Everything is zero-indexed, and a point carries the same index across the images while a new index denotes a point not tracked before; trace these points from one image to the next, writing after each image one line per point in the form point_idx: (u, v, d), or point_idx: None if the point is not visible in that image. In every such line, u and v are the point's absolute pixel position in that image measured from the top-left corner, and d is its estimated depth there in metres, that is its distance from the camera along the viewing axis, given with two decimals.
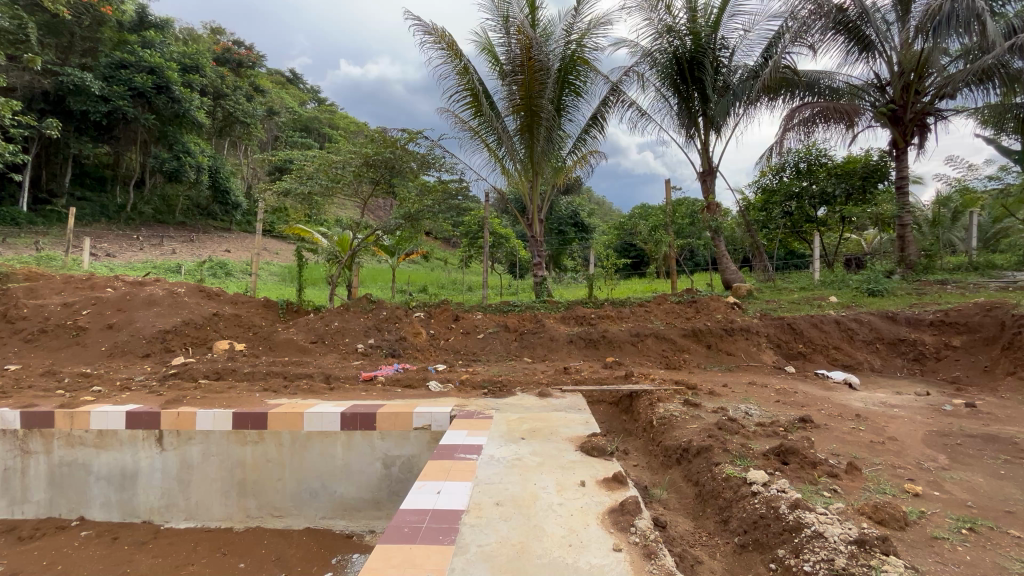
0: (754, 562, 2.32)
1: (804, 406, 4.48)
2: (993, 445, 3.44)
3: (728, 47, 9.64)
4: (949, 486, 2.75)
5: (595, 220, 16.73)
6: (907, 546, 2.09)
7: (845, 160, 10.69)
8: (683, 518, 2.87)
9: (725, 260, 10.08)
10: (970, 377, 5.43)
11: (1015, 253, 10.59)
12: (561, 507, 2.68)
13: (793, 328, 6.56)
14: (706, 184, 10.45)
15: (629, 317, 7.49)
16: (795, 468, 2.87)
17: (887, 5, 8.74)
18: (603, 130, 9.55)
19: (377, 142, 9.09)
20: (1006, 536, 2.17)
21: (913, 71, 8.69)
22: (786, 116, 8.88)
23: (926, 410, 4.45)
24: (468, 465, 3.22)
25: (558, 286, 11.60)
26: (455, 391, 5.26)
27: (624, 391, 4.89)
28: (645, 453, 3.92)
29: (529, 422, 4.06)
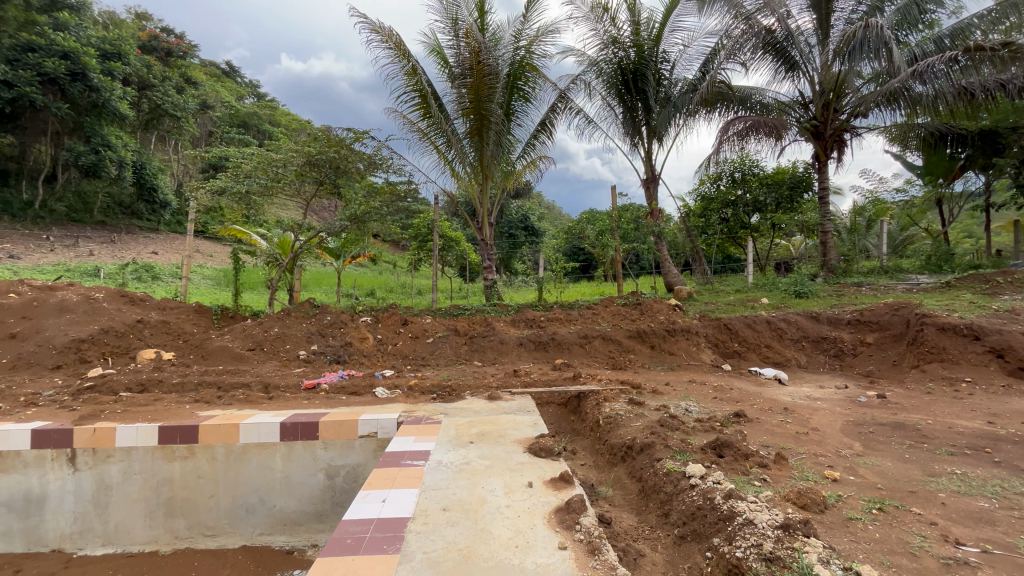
0: (692, 551, 2.43)
1: (739, 402, 4.76)
2: (900, 432, 3.80)
3: (669, 61, 10.11)
4: (862, 471, 3.01)
5: (545, 224, 17.00)
6: (826, 527, 2.26)
7: (775, 171, 11.44)
8: (627, 513, 2.97)
9: (667, 264, 10.52)
10: (881, 371, 5.98)
11: (919, 257, 11.75)
12: (509, 509, 2.69)
13: (729, 328, 6.95)
14: (649, 190, 10.87)
15: (578, 319, 7.66)
16: (730, 460, 3.03)
17: (809, 29, 9.49)
18: (551, 136, 9.72)
19: (321, 141, 8.75)
20: (909, 513, 2.40)
21: (832, 90, 9.46)
22: (721, 128, 9.40)
23: (844, 402, 4.85)
24: (415, 472, 3.16)
25: (509, 290, 11.68)
26: (404, 397, 5.16)
27: (572, 392, 4.98)
28: (592, 452, 4.02)
29: (478, 426, 4.05)
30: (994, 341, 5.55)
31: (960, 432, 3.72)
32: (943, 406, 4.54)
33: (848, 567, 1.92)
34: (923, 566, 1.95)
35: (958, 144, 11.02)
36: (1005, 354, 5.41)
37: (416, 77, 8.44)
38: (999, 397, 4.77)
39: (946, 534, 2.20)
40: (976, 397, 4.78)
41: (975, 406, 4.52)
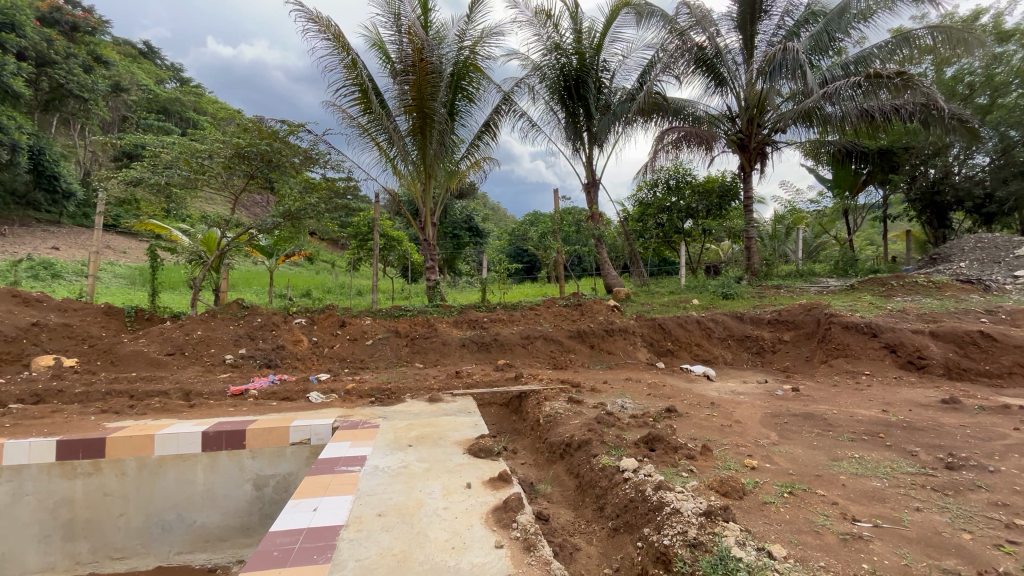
0: (624, 543, 2.54)
1: (670, 398, 5.02)
2: (809, 421, 4.16)
3: (609, 70, 10.48)
4: (777, 458, 3.27)
5: (490, 225, 17.02)
6: (744, 512, 2.44)
7: (706, 179, 12.17)
8: (565, 510, 3.05)
9: (606, 266, 10.88)
10: (796, 366, 6.52)
11: (829, 263, 12.92)
12: (447, 510, 2.67)
13: (662, 328, 7.28)
14: (590, 195, 11.20)
15: (520, 320, 7.76)
16: (660, 454, 3.19)
17: (736, 48, 10.17)
18: (495, 137, 9.75)
19: (251, 132, 8.26)
20: (815, 495, 2.63)
21: (756, 106, 10.17)
22: (657, 138, 9.86)
23: (763, 396, 5.24)
24: (349, 478, 3.06)
25: (453, 291, 11.62)
26: (340, 401, 4.99)
27: (514, 392, 5.03)
28: (533, 450, 4.09)
29: (417, 429, 3.99)
30: (889, 337, 6.14)
31: (860, 420, 4.13)
32: (847, 397, 5.03)
33: (762, 547, 2.08)
34: (825, 543, 2.14)
35: (861, 161, 12.08)
36: (898, 349, 6.02)
37: (356, 70, 8.18)
38: (892, 388, 5.35)
39: (845, 512, 2.43)
40: (873, 388, 5.33)
41: (872, 396, 5.04)
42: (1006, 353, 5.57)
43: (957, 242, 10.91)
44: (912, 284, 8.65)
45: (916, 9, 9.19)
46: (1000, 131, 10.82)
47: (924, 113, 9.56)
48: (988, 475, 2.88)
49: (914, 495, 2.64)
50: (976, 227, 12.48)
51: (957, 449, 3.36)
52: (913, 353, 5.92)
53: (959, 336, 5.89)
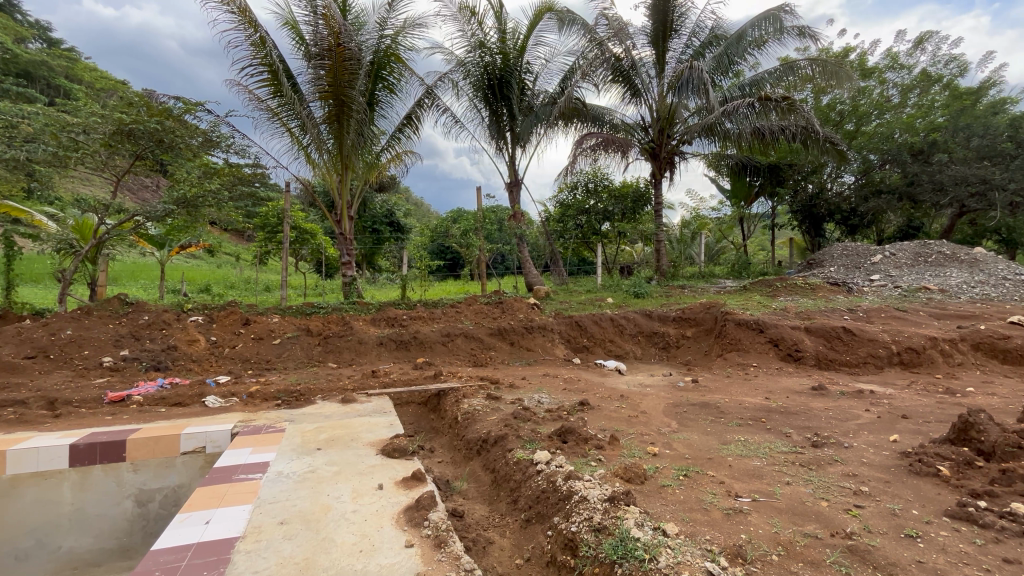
0: (536, 533, 2.65)
1: (584, 392, 5.26)
2: (705, 410, 4.57)
3: (532, 73, 10.68)
4: (676, 444, 3.55)
5: (412, 221, 16.63)
6: (644, 495, 2.62)
7: (621, 185, 12.87)
8: (480, 505, 3.10)
9: (528, 265, 11.11)
10: (696, 360, 7.11)
11: (726, 265, 14.23)
12: (355, 514, 2.59)
13: (579, 325, 7.58)
14: (512, 194, 11.36)
15: (441, 318, 7.67)
16: (572, 445, 3.32)
17: (649, 62, 10.81)
18: (417, 131, 9.53)
19: (138, 108, 7.38)
20: (706, 476, 2.90)
21: (665, 118, 10.90)
22: (577, 142, 10.23)
23: (667, 387, 5.65)
24: (249, 487, 2.86)
25: (372, 288, 11.25)
26: (242, 405, 4.62)
27: (432, 390, 4.97)
28: (450, 448, 4.09)
29: (327, 431, 3.81)
30: (772, 333, 6.86)
31: (747, 407, 4.61)
32: (738, 387, 5.58)
33: (657, 526, 2.25)
34: (712, 518, 2.37)
35: (754, 174, 13.30)
36: (780, 343, 6.77)
37: (265, 49, 7.60)
38: (774, 378, 6.03)
39: (730, 490, 2.71)
40: (759, 378, 5.99)
41: (758, 385, 5.66)
42: (862, 345, 6.49)
43: (829, 249, 12.48)
44: (793, 285, 9.79)
45: (800, 43, 10.36)
46: (863, 155, 12.62)
47: (804, 135, 10.79)
48: (844, 451, 3.35)
49: (785, 470, 3.01)
50: (843, 237, 14.39)
51: (821, 429, 3.88)
52: (792, 347, 6.69)
53: (827, 331, 6.75)
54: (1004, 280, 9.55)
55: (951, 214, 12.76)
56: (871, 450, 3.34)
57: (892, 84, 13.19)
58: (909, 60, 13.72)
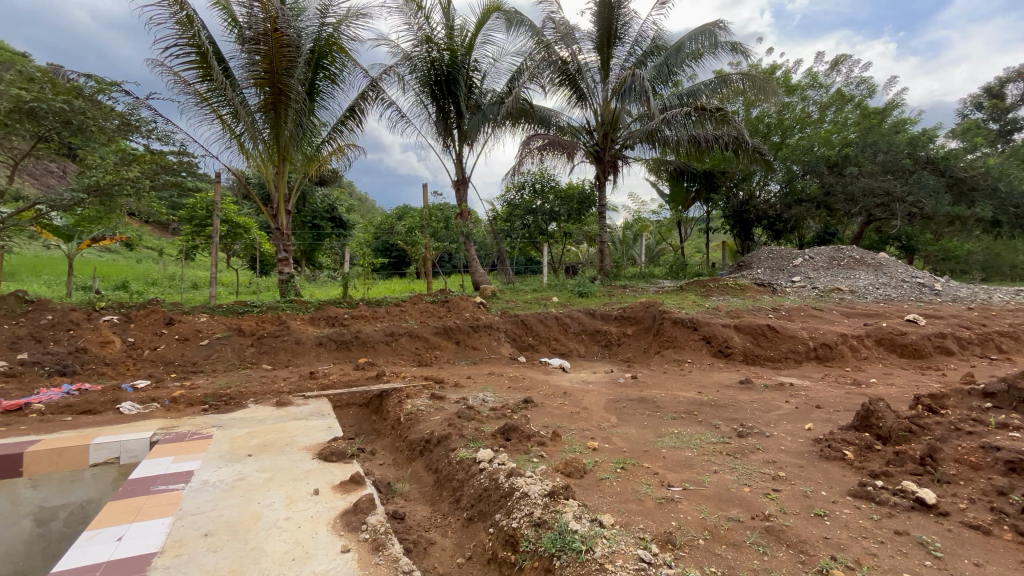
0: (478, 531, 2.67)
1: (528, 389, 5.33)
2: (643, 404, 4.77)
3: (480, 71, 10.67)
4: (614, 438, 3.68)
5: (355, 217, 16.09)
6: (583, 488, 2.70)
7: (567, 186, 13.13)
8: (422, 506, 3.08)
9: (474, 264, 11.08)
10: (636, 357, 7.38)
11: (665, 266, 14.89)
12: (289, 521, 2.48)
13: (525, 324, 7.65)
14: (459, 192, 11.28)
15: (384, 317, 7.49)
16: (515, 442, 3.36)
17: (595, 68, 11.08)
18: (361, 124, 9.23)
19: (40, 84, 6.66)
20: (641, 468, 3.03)
21: (609, 123, 11.22)
22: (524, 143, 10.33)
23: (607, 384, 5.84)
24: (168, 498, 2.67)
25: (311, 286, 10.81)
26: (162, 411, 4.29)
27: (374, 391, 4.84)
28: (392, 450, 4.01)
29: (259, 436, 3.62)
30: (705, 330, 7.26)
31: (681, 401, 4.87)
32: (674, 382, 5.87)
33: (594, 518, 2.33)
34: (645, 508, 2.48)
35: (691, 179, 14.01)
36: (712, 340, 7.17)
37: (192, 29, 7.08)
38: (706, 372, 6.40)
39: (662, 480, 2.84)
40: (693, 373, 6.36)
41: (692, 380, 5.99)
42: (784, 341, 7.01)
43: (756, 252, 13.37)
44: (724, 286, 10.42)
45: (733, 58, 11.01)
46: (787, 166, 13.63)
47: (736, 145, 11.46)
48: (766, 439, 3.61)
49: (713, 459, 3.20)
50: (769, 241, 15.47)
51: (746, 420, 4.17)
52: (722, 343, 7.11)
53: (754, 328, 7.24)
54: (903, 283, 10.64)
55: (861, 222, 14.05)
56: (788, 438, 3.63)
57: (812, 101, 14.31)
58: (827, 79, 14.96)
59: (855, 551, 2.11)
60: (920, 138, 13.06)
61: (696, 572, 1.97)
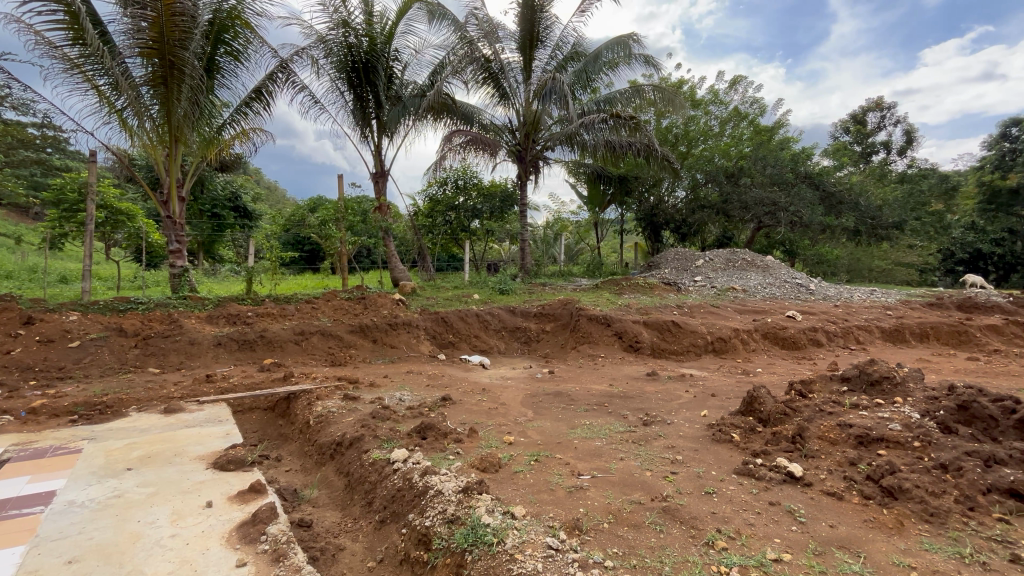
0: (390, 533, 2.63)
1: (447, 387, 5.31)
2: (558, 398, 4.94)
3: (400, 61, 10.40)
4: (530, 432, 3.77)
5: (261, 207, 14.88)
6: (497, 482, 2.76)
7: (490, 184, 13.12)
8: (331, 512, 2.98)
9: (394, 260, 10.74)
10: (553, 352, 7.59)
11: (582, 265, 15.46)
12: (174, 539, 2.27)
13: (445, 321, 7.57)
14: (378, 185, 10.90)
15: (294, 315, 7.06)
16: (431, 441, 3.33)
17: (517, 68, 11.22)
18: (268, 107, 8.57)
19: None
20: (553, 459, 3.14)
21: (530, 124, 11.41)
22: (446, 138, 10.20)
23: (525, 379, 5.98)
24: (21, 524, 2.31)
25: (209, 280, 9.88)
26: (17, 424, 3.70)
27: (281, 394, 4.53)
28: (300, 454, 3.80)
29: (142, 448, 3.26)
30: (617, 326, 7.66)
31: (594, 394, 5.10)
32: (588, 376, 6.15)
33: (507, 510, 2.38)
34: (556, 497, 2.58)
35: (607, 183, 14.70)
36: (623, 335, 7.59)
37: None
38: (617, 366, 6.79)
39: (574, 469, 2.97)
40: (605, 366, 6.71)
41: (604, 373, 6.31)
42: (686, 336, 7.60)
43: (664, 254, 14.39)
44: (635, 284, 11.08)
45: (646, 70, 11.67)
46: (692, 174, 14.78)
47: (647, 152, 11.76)
48: (667, 427, 3.90)
49: (620, 447, 3.41)
50: (676, 244, 16.65)
51: (651, 409, 4.47)
52: (632, 339, 7.55)
53: (660, 324, 7.77)
54: (785, 283, 12.01)
55: (753, 228, 15.60)
56: (686, 424, 3.96)
57: (714, 116, 15.66)
58: (726, 97, 16.37)
59: (737, 522, 2.35)
60: (800, 155, 14.76)
61: (600, 554, 2.08)
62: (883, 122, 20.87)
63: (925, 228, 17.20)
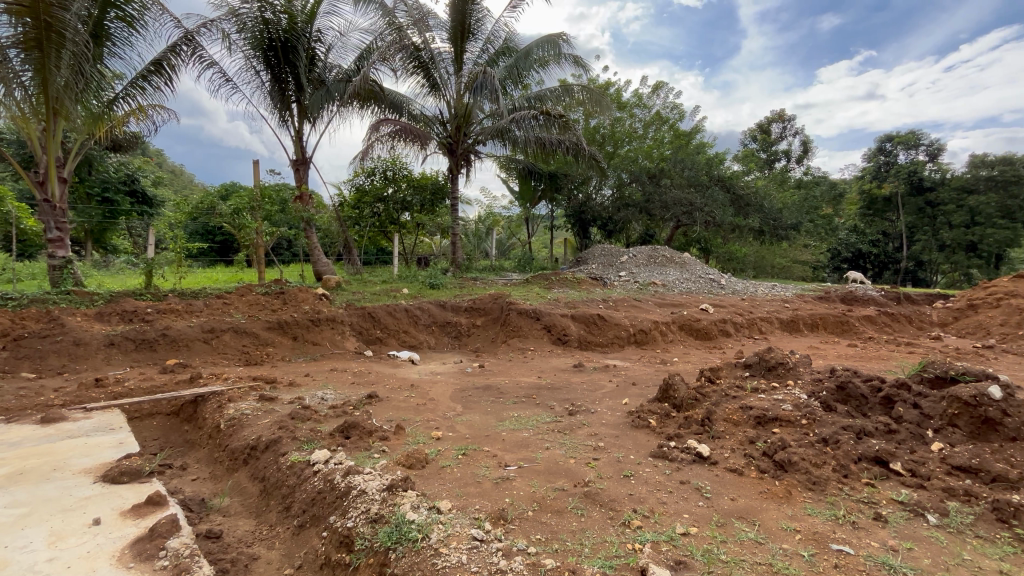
0: (309, 537, 2.53)
1: (373, 384, 5.16)
2: (487, 392, 4.97)
3: (324, 43, 9.86)
4: (459, 426, 3.77)
5: (163, 191, 13.50)
6: (423, 478, 2.73)
7: (420, 176, 12.82)
8: (244, 520, 2.81)
9: (316, 252, 10.21)
10: (484, 347, 7.61)
11: (513, 260, 15.60)
12: (51, 563, 2.03)
13: (372, 316, 7.31)
14: (298, 173, 10.29)
15: (203, 311, 6.51)
16: (354, 440, 3.21)
17: (448, 58, 11.03)
18: (170, 83, 7.78)
19: None
20: (481, 452, 3.16)
21: (461, 117, 11.29)
22: (372, 127, 9.82)
23: (455, 374, 5.94)
24: None
25: (100, 273, 8.84)
26: None
27: (186, 397, 4.17)
28: (209, 461, 3.53)
29: (13, 464, 2.86)
30: (546, 320, 7.84)
31: (523, 386, 5.20)
32: (518, 369, 6.24)
33: (432, 505, 2.37)
34: (483, 489, 2.61)
35: (538, 179, 14.94)
36: (552, 329, 7.78)
37: None
38: (546, 359, 6.95)
39: (501, 461, 3.02)
40: (534, 359, 6.86)
41: (533, 366, 6.43)
42: (610, 329, 7.94)
43: (591, 249, 14.93)
44: (563, 279, 11.40)
45: (575, 70, 11.94)
46: (618, 174, 15.43)
47: (576, 152, 12.07)
48: (590, 415, 4.07)
49: (546, 437, 3.51)
50: (603, 240, 17.29)
51: (576, 399, 4.64)
52: (561, 332, 7.77)
53: (587, 318, 8.06)
54: (699, 278, 12.92)
55: (672, 227, 16.57)
56: (608, 412, 4.16)
57: (638, 119, 16.43)
58: (650, 101, 17.20)
59: (651, 502, 2.51)
60: (714, 159, 15.90)
61: (524, 542, 2.13)
62: (785, 133, 23.05)
63: (817, 230, 19.22)
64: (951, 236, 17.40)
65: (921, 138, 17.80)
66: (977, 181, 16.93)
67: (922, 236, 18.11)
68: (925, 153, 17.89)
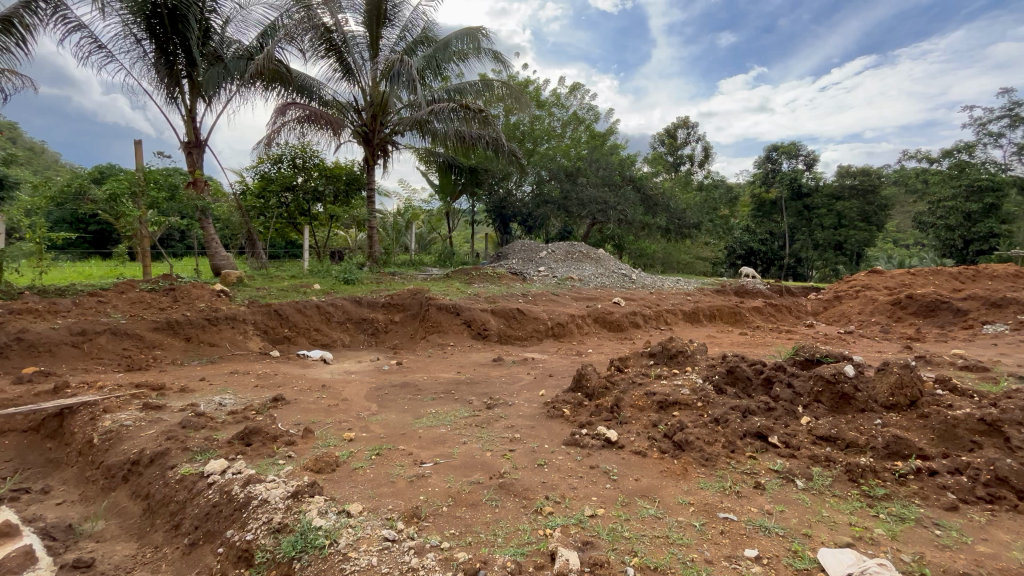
0: (201, 556, 2.32)
1: (279, 386, 4.82)
2: (404, 390, 4.85)
3: (221, 15, 9.00)
4: (372, 426, 3.64)
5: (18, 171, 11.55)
6: (333, 482, 2.61)
7: (333, 164, 12.12)
8: (124, 544, 2.51)
9: (214, 244, 9.32)
10: (402, 343, 7.40)
11: (434, 255, 15.34)
12: None
13: (279, 314, 6.82)
14: (191, 157, 9.30)
15: (71, 311, 5.69)
16: (256, 447, 2.99)
17: (363, 43, 10.58)
18: (25, 44, 6.66)
19: None
20: (396, 451, 3.09)
21: (378, 106, 10.84)
22: (277, 110, 9.12)
23: (372, 372, 5.73)
24: None
25: None
26: None
27: (49, 410, 3.62)
28: (79, 482, 3.10)
29: None
30: (466, 315, 7.83)
31: (441, 382, 5.15)
32: (436, 365, 6.16)
33: (341, 509, 2.28)
34: (397, 488, 2.56)
35: (459, 173, 14.33)
36: (472, 324, 7.79)
37: None
38: (465, 354, 6.95)
39: (417, 459, 2.97)
40: (454, 355, 6.83)
41: (453, 362, 6.40)
42: (529, 322, 8.11)
43: (511, 245, 15.15)
44: (484, 274, 11.44)
45: (495, 65, 11.97)
46: (538, 171, 15.77)
47: (496, 147, 12.09)
48: (508, 408, 4.14)
49: (463, 433, 3.51)
50: (523, 236, 17.57)
51: (495, 394, 4.69)
52: (481, 327, 7.79)
53: (507, 312, 8.17)
54: (613, 274, 13.60)
55: (588, 224, 17.24)
56: (525, 404, 4.26)
57: (556, 118, 16.94)
58: (568, 100, 17.74)
59: (562, 488, 2.62)
60: (626, 161, 16.82)
61: (437, 538, 2.12)
62: (689, 138, 24.90)
63: (716, 229, 21.03)
64: (823, 236, 20.02)
65: (801, 149, 20.18)
66: (843, 189, 19.79)
67: (800, 236, 20.55)
68: (804, 162, 20.24)
